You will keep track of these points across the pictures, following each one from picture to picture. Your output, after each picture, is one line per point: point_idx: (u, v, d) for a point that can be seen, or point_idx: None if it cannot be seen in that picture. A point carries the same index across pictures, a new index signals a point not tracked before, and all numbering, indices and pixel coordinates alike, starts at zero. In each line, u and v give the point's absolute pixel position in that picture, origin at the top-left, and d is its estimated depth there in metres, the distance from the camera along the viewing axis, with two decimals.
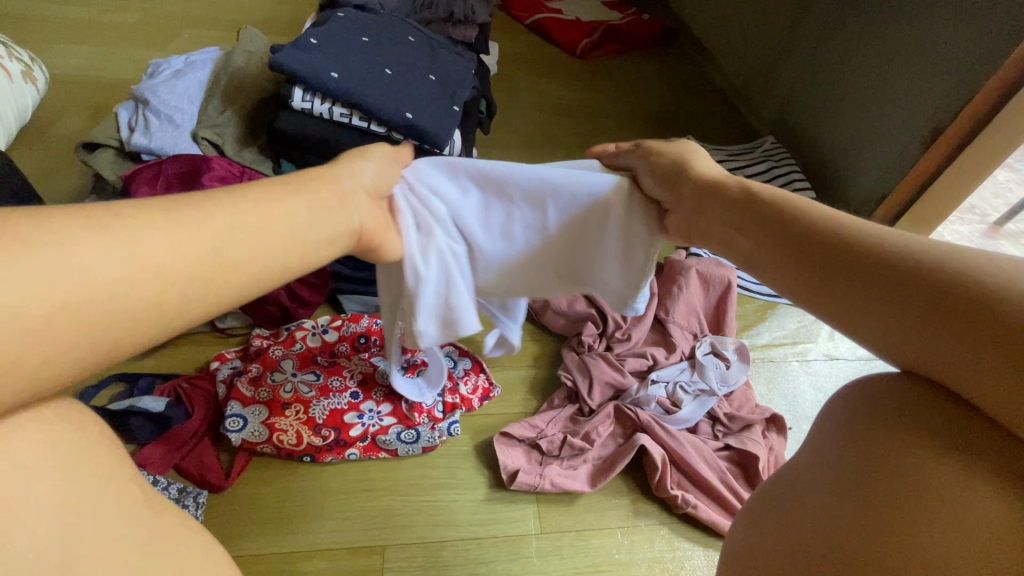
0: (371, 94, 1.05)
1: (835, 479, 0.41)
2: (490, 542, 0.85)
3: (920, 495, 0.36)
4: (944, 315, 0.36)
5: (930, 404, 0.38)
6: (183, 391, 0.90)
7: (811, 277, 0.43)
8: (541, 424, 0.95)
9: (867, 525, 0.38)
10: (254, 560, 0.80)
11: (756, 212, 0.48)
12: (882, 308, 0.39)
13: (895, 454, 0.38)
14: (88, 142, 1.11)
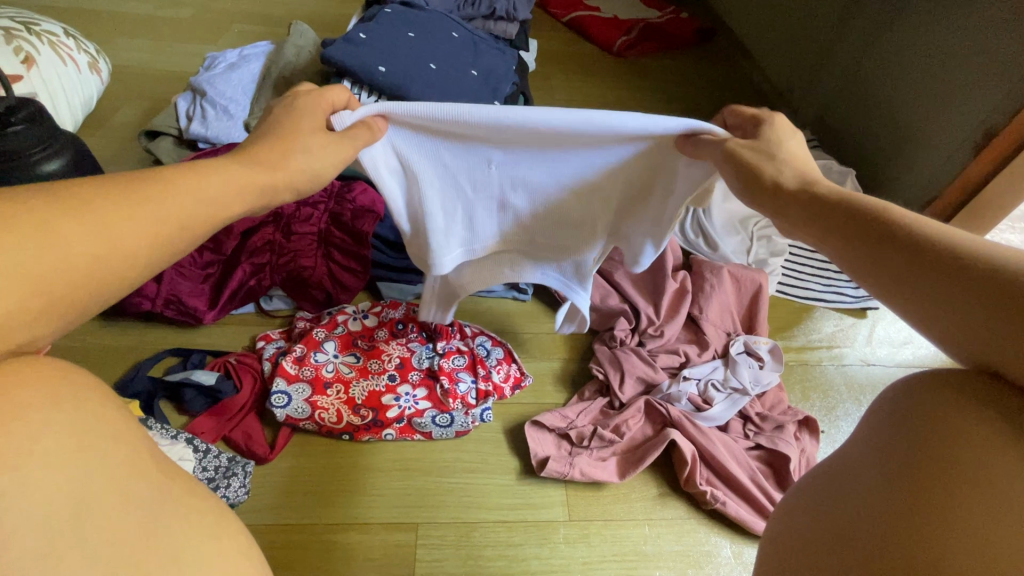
0: (416, 88, 1.08)
1: (892, 472, 0.41)
2: (519, 526, 0.87)
3: (976, 482, 0.37)
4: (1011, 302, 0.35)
5: (995, 400, 0.38)
6: (233, 367, 0.96)
7: (877, 256, 0.42)
8: (572, 415, 0.97)
9: (908, 510, 0.39)
10: (296, 529, 0.85)
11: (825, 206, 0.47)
12: (940, 308, 0.39)
13: (948, 446, 0.39)
14: (150, 130, 1.17)
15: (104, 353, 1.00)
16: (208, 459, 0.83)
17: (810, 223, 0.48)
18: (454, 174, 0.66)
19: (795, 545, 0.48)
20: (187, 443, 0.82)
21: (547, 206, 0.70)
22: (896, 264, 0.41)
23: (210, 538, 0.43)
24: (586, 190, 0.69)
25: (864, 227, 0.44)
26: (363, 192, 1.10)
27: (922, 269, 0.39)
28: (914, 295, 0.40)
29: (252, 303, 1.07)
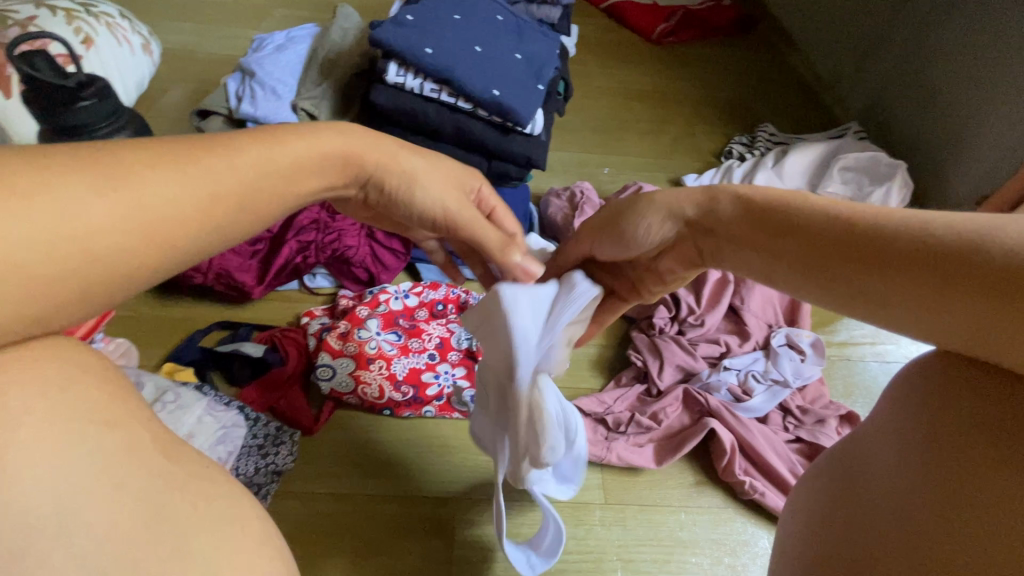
0: (462, 71, 1.09)
1: (901, 475, 0.48)
2: (556, 506, 0.87)
3: (968, 468, 0.43)
4: (980, 288, 0.38)
5: (959, 385, 0.45)
6: (278, 339, 0.98)
7: (831, 260, 0.45)
8: (609, 401, 0.97)
9: (928, 476, 0.45)
10: (338, 499, 0.87)
11: (755, 232, 0.51)
12: (912, 301, 0.41)
13: (957, 419, 0.45)
14: (202, 110, 1.19)
15: (157, 323, 1.04)
16: (257, 428, 0.85)
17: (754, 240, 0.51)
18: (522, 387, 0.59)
19: (823, 549, 0.52)
20: (239, 411, 0.85)
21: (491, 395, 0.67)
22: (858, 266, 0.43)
23: (256, 512, 0.45)
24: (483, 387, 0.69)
25: (816, 234, 0.46)
26: None
27: (876, 270, 0.42)
28: (882, 294, 0.43)
29: (296, 280, 1.10)
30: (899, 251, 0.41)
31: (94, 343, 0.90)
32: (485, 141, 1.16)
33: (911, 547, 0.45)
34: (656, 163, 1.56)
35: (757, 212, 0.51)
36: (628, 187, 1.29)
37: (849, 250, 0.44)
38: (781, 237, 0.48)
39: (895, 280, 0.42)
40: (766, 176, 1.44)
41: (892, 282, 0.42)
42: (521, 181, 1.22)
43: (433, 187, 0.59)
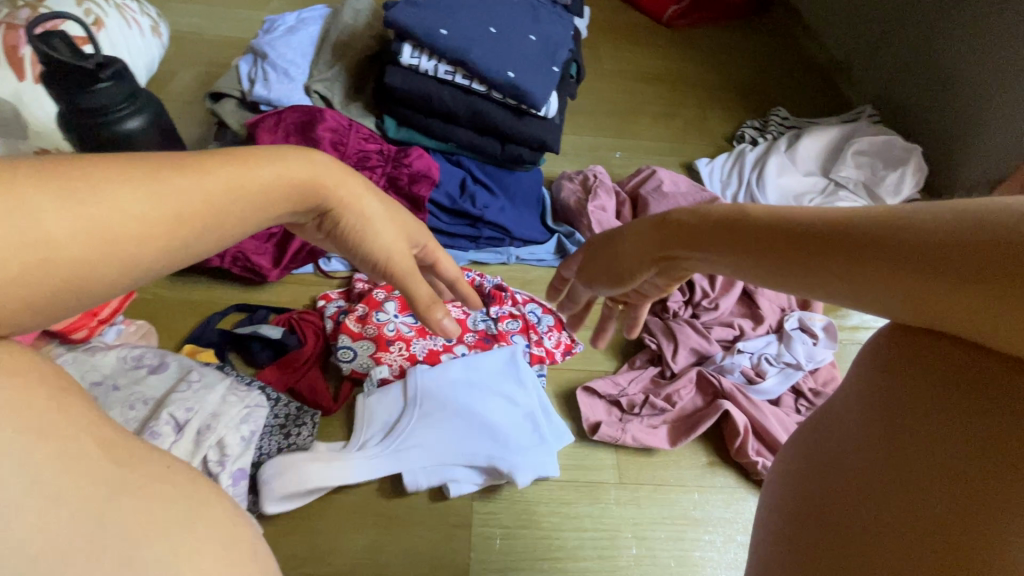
0: (477, 52, 1.08)
1: (870, 433, 0.46)
2: (571, 486, 0.89)
3: (941, 423, 0.42)
4: (913, 265, 0.36)
5: (932, 350, 0.43)
6: (296, 322, 1.00)
7: (785, 258, 0.43)
8: (623, 382, 0.98)
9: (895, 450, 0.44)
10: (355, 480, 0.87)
11: (703, 233, 0.50)
12: (857, 292, 0.39)
13: (924, 394, 0.43)
14: (215, 93, 1.19)
15: (173, 306, 1.05)
16: (279, 407, 0.85)
17: (705, 240, 0.49)
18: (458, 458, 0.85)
19: (795, 516, 0.50)
20: (261, 391, 0.85)
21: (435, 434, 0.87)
22: (816, 265, 0.41)
23: None
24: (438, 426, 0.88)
25: (772, 231, 0.44)
26: (418, 157, 1.15)
27: (831, 264, 0.40)
28: (842, 283, 0.40)
29: (312, 263, 1.11)
30: (852, 239, 0.38)
31: (116, 326, 0.92)
32: (499, 124, 1.16)
33: (883, 510, 0.44)
34: (669, 147, 1.55)
35: (713, 214, 0.49)
36: (642, 171, 1.29)
37: (790, 244, 0.42)
38: (733, 237, 0.47)
39: (846, 269, 0.39)
40: (780, 161, 1.43)
41: (846, 274, 0.39)
42: (534, 164, 1.24)
43: (388, 237, 0.53)
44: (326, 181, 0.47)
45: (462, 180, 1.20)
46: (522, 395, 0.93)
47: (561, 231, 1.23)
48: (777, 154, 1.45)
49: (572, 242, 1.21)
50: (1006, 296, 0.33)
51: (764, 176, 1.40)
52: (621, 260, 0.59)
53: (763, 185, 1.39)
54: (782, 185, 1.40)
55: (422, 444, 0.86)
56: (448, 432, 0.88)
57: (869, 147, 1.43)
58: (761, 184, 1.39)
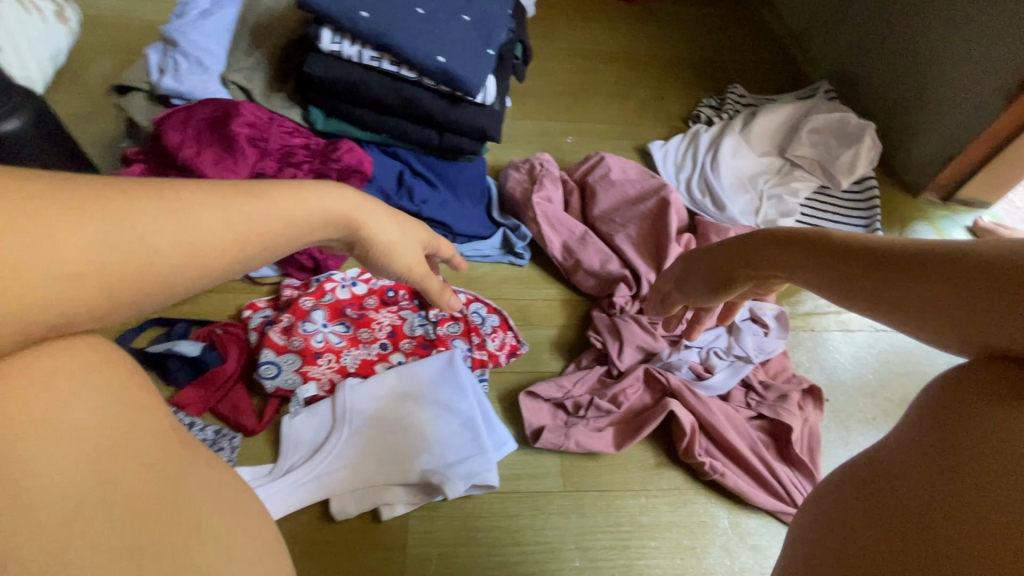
0: (403, 35, 0.99)
1: (916, 469, 0.39)
2: (514, 497, 0.85)
3: (1000, 455, 0.35)
4: (989, 283, 0.35)
5: (996, 381, 0.37)
6: (217, 337, 0.93)
7: (859, 278, 0.43)
8: (568, 384, 0.94)
9: (941, 483, 0.37)
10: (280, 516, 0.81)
11: (783, 257, 0.50)
12: (921, 313, 0.40)
13: (991, 421, 0.36)
14: (120, 85, 1.08)
15: None
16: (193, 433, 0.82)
17: (784, 263, 0.49)
18: (390, 477, 0.81)
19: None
20: None
21: (365, 454, 0.83)
22: (886, 281, 0.41)
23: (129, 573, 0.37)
24: (368, 445, 0.84)
25: (843, 251, 0.44)
26: (348, 151, 1.07)
27: (901, 282, 0.40)
28: (911, 298, 0.40)
29: None
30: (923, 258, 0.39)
31: None
32: (434, 113, 1.08)
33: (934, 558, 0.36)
34: (623, 130, 1.49)
35: (794, 235, 0.49)
36: (590, 157, 1.22)
37: (860, 264, 0.43)
38: (813, 257, 0.47)
39: (919, 285, 0.39)
40: (734, 141, 1.39)
41: (907, 285, 0.40)
42: (475, 154, 1.17)
43: (406, 257, 0.55)
44: (358, 218, 0.49)
45: (399, 173, 1.13)
46: (461, 401, 0.88)
47: (507, 224, 1.17)
48: (732, 134, 1.40)
49: (517, 236, 1.15)
50: None
51: (719, 157, 1.35)
52: (711, 274, 0.58)
53: (718, 167, 1.33)
54: (738, 166, 1.36)
55: (348, 465, 0.82)
56: (378, 449, 0.84)
57: (825, 124, 1.38)
58: (716, 166, 1.34)
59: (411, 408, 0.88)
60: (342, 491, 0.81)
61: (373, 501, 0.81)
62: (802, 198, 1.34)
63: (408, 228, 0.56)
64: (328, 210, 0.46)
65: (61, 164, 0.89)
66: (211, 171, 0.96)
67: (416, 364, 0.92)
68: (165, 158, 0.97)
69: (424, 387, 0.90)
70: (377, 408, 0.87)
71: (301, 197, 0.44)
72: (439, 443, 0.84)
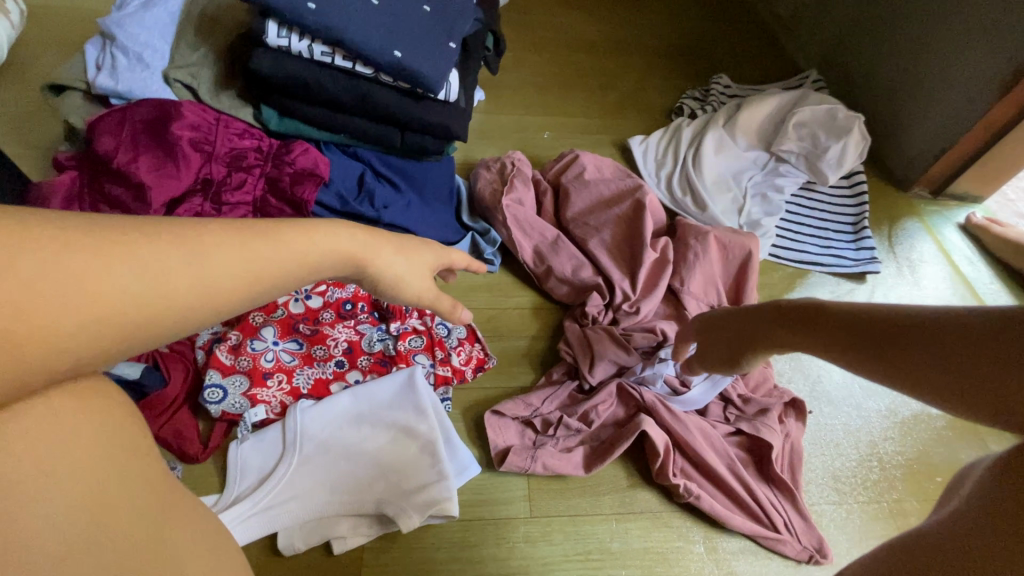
0: (355, 28, 0.92)
1: (964, 544, 0.45)
2: (477, 525, 0.80)
3: None
4: (976, 353, 0.41)
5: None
6: (161, 358, 0.86)
7: (858, 349, 0.48)
8: (537, 402, 0.89)
9: (1001, 543, 0.42)
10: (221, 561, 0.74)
11: (788, 326, 0.55)
12: (943, 389, 0.43)
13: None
14: (54, 84, 1.00)
15: None
16: None
17: (788, 331, 0.55)
18: (346, 508, 0.76)
19: None
20: None
21: (320, 484, 0.78)
22: (883, 349, 0.46)
23: None
24: (322, 474, 0.79)
25: (843, 324, 0.50)
26: (303, 153, 1.00)
27: (896, 351, 0.45)
28: (909, 365, 0.44)
29: None
30: (916, 331, 0.44)
31: None
32: (394, 112, 1.01)
33: None
34: (603, 124, 1.43)
35: (797, 307, 0.55)
36: (564, 155, 1.16)
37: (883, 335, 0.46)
38: (839, 329, 0.50)
39: (913, 353, 0.44)
40: (717, 135, 1.32)
41: (899, 353, 0.45)
42: (441, 154, 1.10)
43: (416, 285, 0.51)
44: (364, 256, 0.46)
45: (359, 175, 1.06)
46: (420, 423, 0.83)
47: (476, 228, 1.11)
48: (716, 128, 1.33)
49: (486, 241, 1.09)
50: None
51: (701, 153, 1.28)
52: (739, 342, 0.61)
53: (700, 163, 1.27)
54: (721, 162, 1.29)
55: (299, 496, 0.77)
56: (333, 478, 0.78)
57: (813, 116, 1.32)
58: (698, 162, 1.27)
59: (369, 433, 0.82)
60: (292, 524, 0.75)
61: (325, 535, 0.75)
62: (788, 195, 1.28)
63: (412, 253, 0.52)
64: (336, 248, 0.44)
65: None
66: (148, 178, 0.89)
67: (375, 384, 0.86)
68: (98, 164, 0.90)
69: (383, 409, 0.84)
70: (333, 433, 0.82)
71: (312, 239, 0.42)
72: (398, 470, 0.79)
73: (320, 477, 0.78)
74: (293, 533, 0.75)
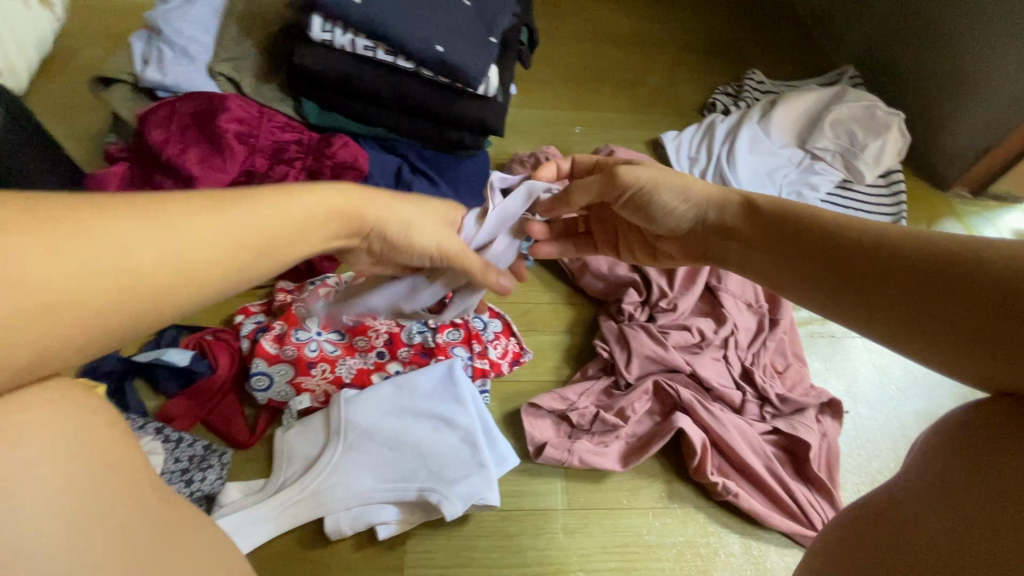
0: (398, 23, 0.93)
1: (932, 493, 0.41)
2: (516, 516, 0.81)
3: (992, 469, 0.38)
4: (915, 272, 0.42)
5: (1009, 416, 0.39)
6: (207, 345, 0.88)
7: (812, 255, 0.49)
8: (573, 396, 0.90)
9: (966, 502, 0.38)
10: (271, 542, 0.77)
11: (748, 219, 0.56)
12: (861, 295, 0.46)
13: (1002, 449, 0.38)
14: (103, 77, 1.02)
15: None
16: (181, 449, 0.76)
17: (742, 220, 0.57)
18: (387, 494, 0.78)
19: None
20: (156, 434, 0.75)
21: (361, 469, 0.79)
22: (823, 256, 0.49)
23: None
24: (364, 459, 0.80)
25: (796, 233, 0.52)
26: (343, 147, 1.01)
27: (846, 260, 0.47)
28: (849, 279, 0.47)
29: None
30: (863, 245, 0.46)
31: None
32: (434, 106, 1.02)
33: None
34: (633, 120, 1.42)
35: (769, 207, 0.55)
36: (599, 151, 1.16)
37: (805, 241, 0.50)
38: (776, 241, 0.54)
39: (857, 265, 0.46)
40: (752, 132, 1.31)
41: (846, 259, 0.47)
42: (478, 148, 1.10)
43: (429, 230, 0.57)
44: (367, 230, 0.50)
45: (396, 170, 1.06)
46: (460, 415, 0.84)
47: None
48: (751, 124, 1.32)
49: None
50: (972, 296, 0.39)
51: (735, 150, 1.27)
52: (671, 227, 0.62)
53: (734, 160, 1.26)
54: (755, 158, 1.28)
55: (344, 481, 0.79)
56: (375, 464, 0.80)
57: (849, 113, 1.30)
58: (732, 159, 1.26)
59: (409, 420, 0.84)
60: (331, 508, 0.77)
61: (367, 520, 0.77)
62: (823, 193, 1.27)
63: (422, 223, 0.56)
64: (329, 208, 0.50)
65: (42, 166, 0.83)
66: (197, 170, 0.91)
67: (417, 373, 0.87)
68: (149, 157, 0.93)
69: (423, 397, 0.85)
70: (373, 419, 0.83)
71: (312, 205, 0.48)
72: (438, 457, 0.81)
73: (362, 461, 0.80)
74: (340, 516, 0.77)
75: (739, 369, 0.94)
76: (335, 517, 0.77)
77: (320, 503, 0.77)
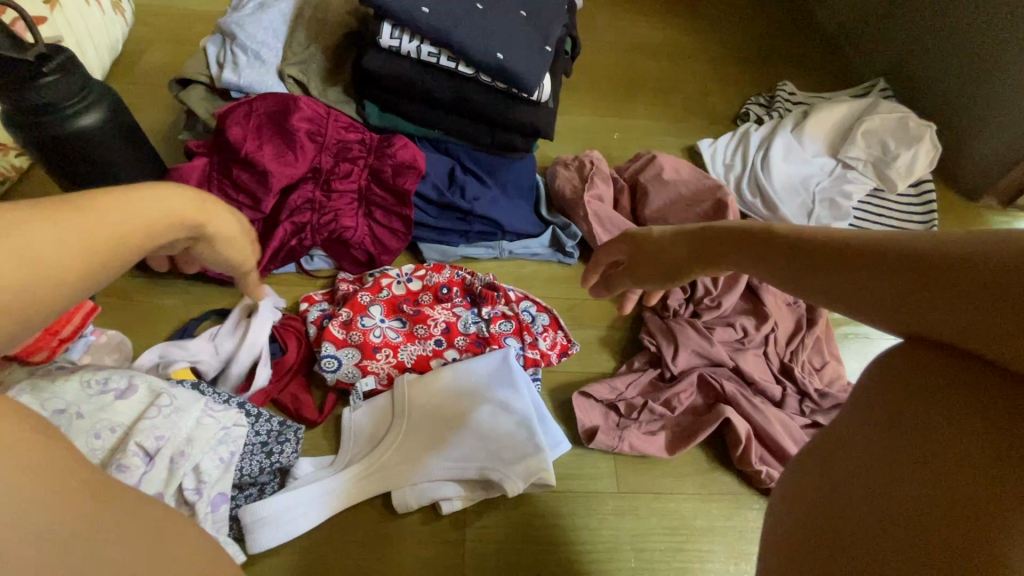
0: (463, 31, 0.99)
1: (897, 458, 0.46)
2: (569, 496, 0.86)
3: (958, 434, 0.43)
4: (908, 272, 0.41)
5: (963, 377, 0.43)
6: (277, 329, 0.93)
7: (803, 266, 0.48)
8: (621, 386, 0.94)
9: (927, 461, 0.44)
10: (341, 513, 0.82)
11: (725, 245, 0.55)
12: (861, 305, 0.45)
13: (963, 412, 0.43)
14: (182, 79, 1.09)
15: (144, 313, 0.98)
16: (260, 423, 0.80)
17: (723, 248, 0.56)
18: (447, 472, 0.82)
19: (808, 549, 0.50)
20: (239, 408, 0.80)
21: (417, 450, 0.84)
22: (820, 268, 0.47)
23: None
24: (418, 441, 0.85)
25: (791, 250, 0.49)
26: (403, 146, 1.05)
27: (835, 273, 0.46)
28: (850, 292, 0.45)
29: (293, 262, 1.05)
30: (854, 253, 0.45)
31: (84, 338, 0.84)
32: (489, 110, 1.08)
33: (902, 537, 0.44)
34: (668, 127, 1.47)
35: (726, 231, 0.55)
36: (641, 156, 1.21)
37: (795, 255, 0.49)
38: (788, 260, 0.49)
39: (847, 277, 0.45)
40: (786, 141, 1.36)
41: (838, 270, 0.46)
42: (527, 151, 1.16)
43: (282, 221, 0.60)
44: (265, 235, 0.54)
45: (450, 170, 1.11)
46: (516, 400, 0.88)
47: (556, 222, 1.15)
48: (784, 133, 1.37)
49: (567, 235, 1.14)
50: (971, 298, 0.38)
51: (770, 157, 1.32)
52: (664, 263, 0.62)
53: (769, 167, 1.31)
54: (789, 166, 1.33)
55: (407, 460, 0.84)
56: (430, 444, 0.85)
57: (881, 124, 1.35)
58: (767, 166, 1.31)
59: (461, 405, 0.88)
60: (396, 483, 0.82)
61: (430, 495, 0.82)
62: (855, 201, 1.31)
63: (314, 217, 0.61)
64: (172, 213, 0.48)
65: (133, 159, 0.90)
66: (272, 165, 0.97)
67: (467, 363, 0.92)
68: (227, 152, 0.99)
69: (475, 384, 0.90)
70: (424, 404, 0.88)
71: (133, 212, 0.45)
72: (492, 439, 0.85)
73: (418, 443, 0.85)
74: (407, 489, 0.82)
75: (779, 365, 0.99)
76: (402, 491, 0.82)
77: (386, 481, 0.82)
